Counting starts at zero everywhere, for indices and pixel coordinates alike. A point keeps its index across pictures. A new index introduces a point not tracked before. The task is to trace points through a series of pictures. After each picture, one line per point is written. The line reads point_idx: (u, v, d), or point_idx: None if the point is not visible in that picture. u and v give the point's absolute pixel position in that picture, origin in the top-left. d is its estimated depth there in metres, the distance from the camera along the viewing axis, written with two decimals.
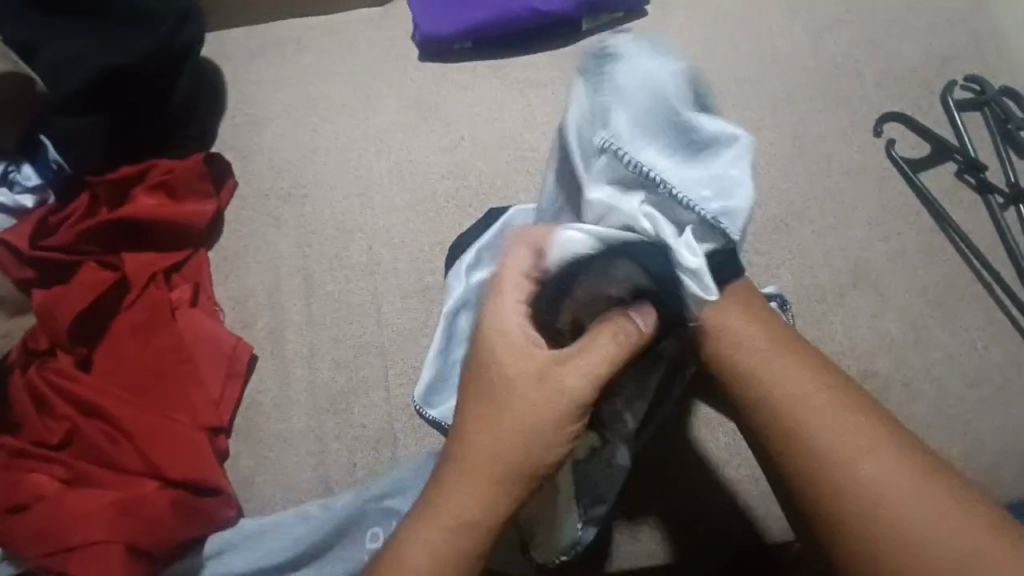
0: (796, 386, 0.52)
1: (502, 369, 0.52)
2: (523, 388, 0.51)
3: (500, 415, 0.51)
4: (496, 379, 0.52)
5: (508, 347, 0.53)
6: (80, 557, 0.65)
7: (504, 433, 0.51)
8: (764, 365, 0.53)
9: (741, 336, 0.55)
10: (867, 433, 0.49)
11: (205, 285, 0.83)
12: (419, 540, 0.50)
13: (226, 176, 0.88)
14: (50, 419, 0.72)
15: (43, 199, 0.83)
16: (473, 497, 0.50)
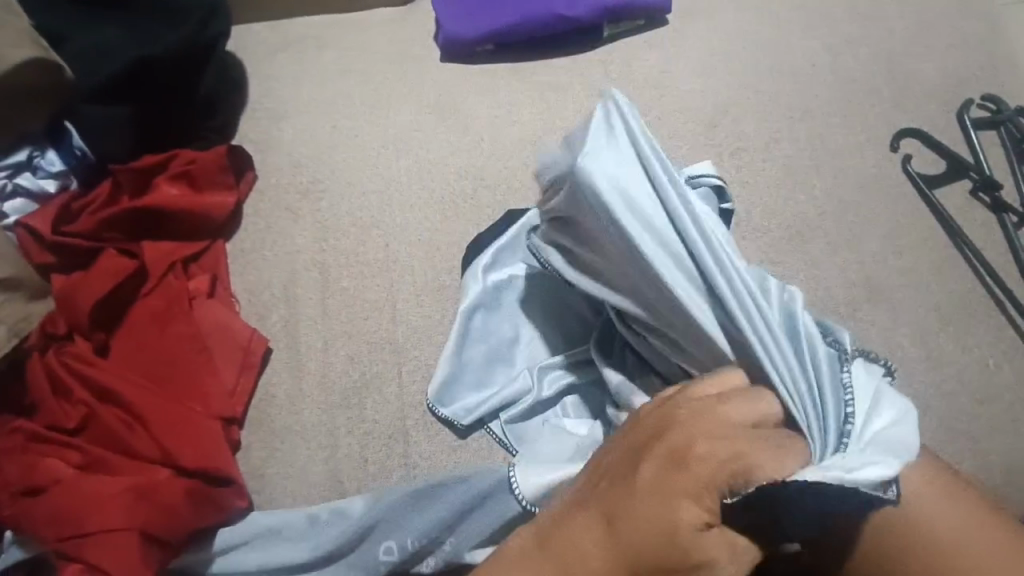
0: (960, 538, 0.51)
1: (682, 491, 0.48)
2: (653, 534, 0.48)
3: (610, 546, 0.50)
4: (625, 513, 0.50)
5: (675, 498, 0.48)
6: (94, 543, 0.65)
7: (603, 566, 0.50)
8: (928, 521, 0.52)
9: (921, 505, 0.53)
10: (968, 529, 0.51)
11: (223, 277, 0.84)
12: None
13: (247, 169, 0.89)
14: (66, 403, 0.73)
15: (66, 184, 0.83)
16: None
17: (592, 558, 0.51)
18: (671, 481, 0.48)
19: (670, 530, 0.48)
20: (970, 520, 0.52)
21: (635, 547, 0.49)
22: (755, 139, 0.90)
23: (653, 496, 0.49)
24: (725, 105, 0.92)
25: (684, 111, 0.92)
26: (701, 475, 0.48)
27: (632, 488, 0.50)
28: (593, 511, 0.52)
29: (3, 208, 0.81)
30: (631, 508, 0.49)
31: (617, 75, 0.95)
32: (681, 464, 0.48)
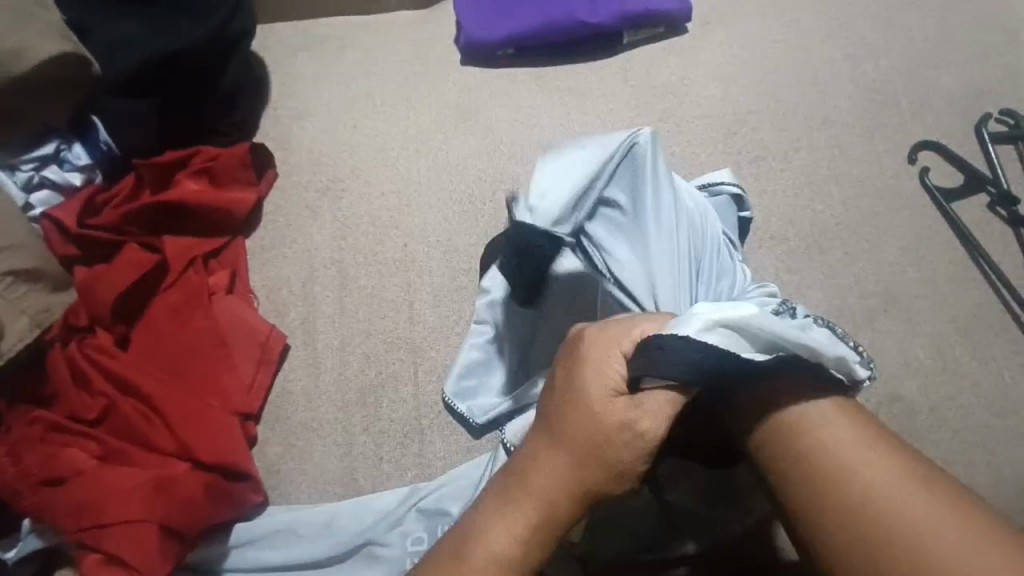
0: (851, 457, 0.49)
1: (593, 398, 0.51)
2: (591, 439, 0.50)
3: (558, 465, 0.50)
4: (561, 434, 0.51)
5: (599, 396, 0.51)
6: (112, 535, 0.66)
7: (559, 489, 0.50)
8: (818, 436, 0.51)
9: (816, 417, 0.52)
10: (836, 428, 0.51)
11: (242, 272, 0.84)
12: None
13: (268, 166, 0.89)
14: (86, 393, 0.73)
15: (90, 177, 0.84)
16: (513, 531, 0.50)
17: (548, 486, 0.50)
18: (589, 386, 0.51)
19: (600, 433, 0.50)
20: (865, 443, 0.50)
21: (585, 455, 0.50)
22: (773, 147, 0.91)
23: (567, 411, 0.51)
24: (744, 113, 0.93)
25: (703, 119, 0.93)
26: (604, 366, 0.52)
27: (557, 410, 0.52)
28: (535, 449, 0.52)
29: (28, 199, 0.82)
30: (570, 428, 0.51)
31: (636, 81, 0.95)
32: (583, 374, 0.52)
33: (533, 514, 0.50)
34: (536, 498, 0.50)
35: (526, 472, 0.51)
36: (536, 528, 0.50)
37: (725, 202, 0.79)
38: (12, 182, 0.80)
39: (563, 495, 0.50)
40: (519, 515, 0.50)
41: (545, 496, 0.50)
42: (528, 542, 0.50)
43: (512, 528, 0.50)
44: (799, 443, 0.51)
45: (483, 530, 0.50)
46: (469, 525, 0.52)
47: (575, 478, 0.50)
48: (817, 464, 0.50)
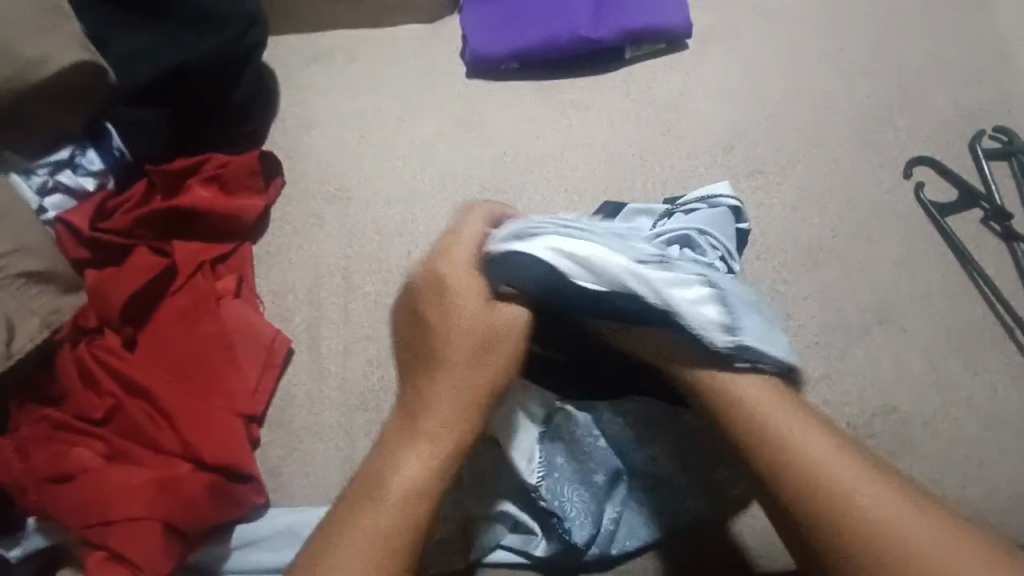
0: (846, 476, 0.54)
1: (460, 316, 0.61)
2: (471, 355, 0.60)
3: (451, 378, 0.60)
4: (453, 364, 0.60)
5: (715, 386, 0.60)
6: (117, 533, 0.66)
7: (449, 398, 0.59)
8: (793, 436, 0.56)
9: (786, 415, 0.57)
10: (807, 425, 0.56)
11: (249, 278, 0.86)
12: (374, 517, 0.54)
13: (276, 175, 0.91)
14: (93, 393, 0.74)
15: (102, 183, 0.86)
16: (426, 458, 0.57)
17: (440, 399, 0.59)
18: (468, 316, 0.61)
19: (469, 340, 0.60)
20: (830, 440, 0.56)
21: (475, 370, 0.60)
22: (771, 162, 0.93)
23: (438, 332, 0.61)
24: (742, 128, 0.95)
25: (703, 133, 0.95)
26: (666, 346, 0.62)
27: (439, 343, 0.61)
28: (432, 383, 0.60)
29: (42, 203, 0.83)
30: (459, 359, 0.60)
31: (637, 96, 0.97)
32: (444, 299, 0.62)
33: (436, 428, 0.58)
34: (434, 409, 0.59)
35: (418, 393, 0.60)
36: (441, 436, 0.58)
37: (725, 213, 0.80)
38: (27, 186, 0.82)
39: (453, 400, 0.59)
40: (425, 432, 0.58)
41: (439, 405, 0.59)
42: (442, 448, 0.57)
43: (423, 444, 0.57)
44: (777, 440, 0.56)
45: (400, 458, 0.57)
46: (383, 456, 0.58)
47: (462, 382, 0.60)
48: (792, 461, 0.55)
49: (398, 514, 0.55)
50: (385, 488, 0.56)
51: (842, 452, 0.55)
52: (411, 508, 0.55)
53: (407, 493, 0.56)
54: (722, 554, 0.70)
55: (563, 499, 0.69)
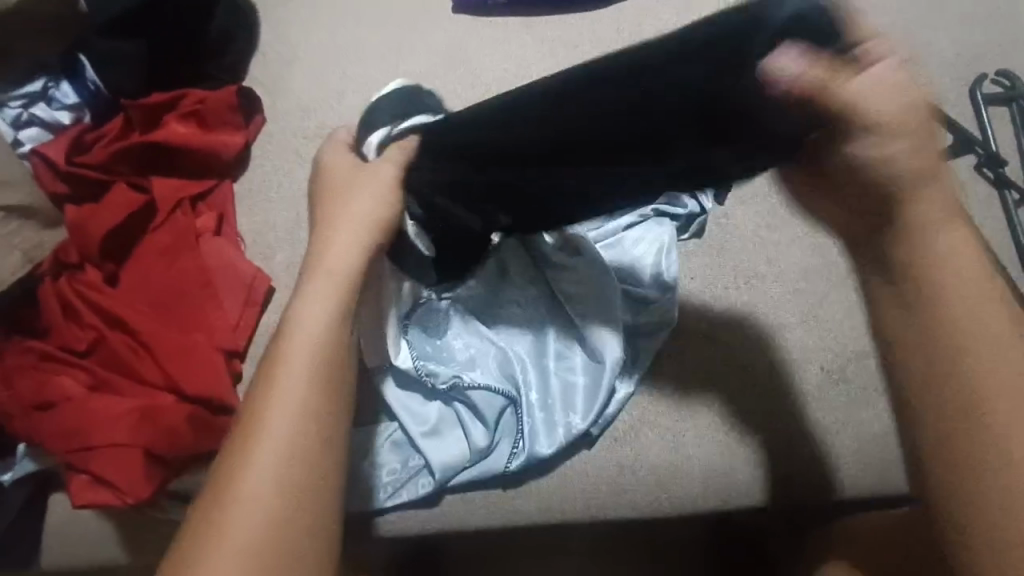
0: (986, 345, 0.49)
1: (349, 184, 0.65)
2: (361, 207, 0.63)
3: (341, 237, 0.62)
4: (337, 224, 0.63)
5: (932, 175, 0.50)
6: (100, 458, 0.69)
7: (348, 246, 0.62)
8: (938, 275, 0.50)
9: (953, 259, 0.51)
10: (970, 267, 0.50)
11: (229, 215, 0.85)
12: (282, 376, 0.56)
13: (256, 111, 0.89)
14: (76, 326, 0.76)
15: (79, 116, 0.86)
16: (329, 299, 0.60)
17: (336, 251, 0.62)
18: (348, 194, 0.64)
19: (356, 199, 0.64)
20: (989, 300, 0.50)
21: (366, 214, 0.63)
22: None
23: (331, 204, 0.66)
24: None
25: None
26: (927, 143, 0.50)
27: (327, 213, 0.65)
28: (317, 246, 0.63)
29: (18, 136, 0.84)
30: (346, 216, 0.63)
31: (628, 33, 0.94)
32: (338, 183, 0.67)
33: (335, 277, 0.61)
34: (327, 259, 0.62)
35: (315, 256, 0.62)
36: (341, 283, 0.60)
37: None
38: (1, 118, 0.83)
39: (349, 248, 0.62)
40: (322, 285, 0.60)
41: (333, 255, 0.61)
42: (347, 288, 0.61)
43: (326, 295, 0.60)
44: (924, 270, 0.51)
45: (303, 312, 0.59)
46: (286, 321, 0.60)
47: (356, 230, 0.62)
48: (947, 299, 0.50)
49: (311, 352, 0.57)
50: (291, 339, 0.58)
51: (999, 320, 0.49)
52: (326, 341, 0.58)
53: (315, 333, 0.58)
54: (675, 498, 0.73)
55: (447, 373, 0.74)
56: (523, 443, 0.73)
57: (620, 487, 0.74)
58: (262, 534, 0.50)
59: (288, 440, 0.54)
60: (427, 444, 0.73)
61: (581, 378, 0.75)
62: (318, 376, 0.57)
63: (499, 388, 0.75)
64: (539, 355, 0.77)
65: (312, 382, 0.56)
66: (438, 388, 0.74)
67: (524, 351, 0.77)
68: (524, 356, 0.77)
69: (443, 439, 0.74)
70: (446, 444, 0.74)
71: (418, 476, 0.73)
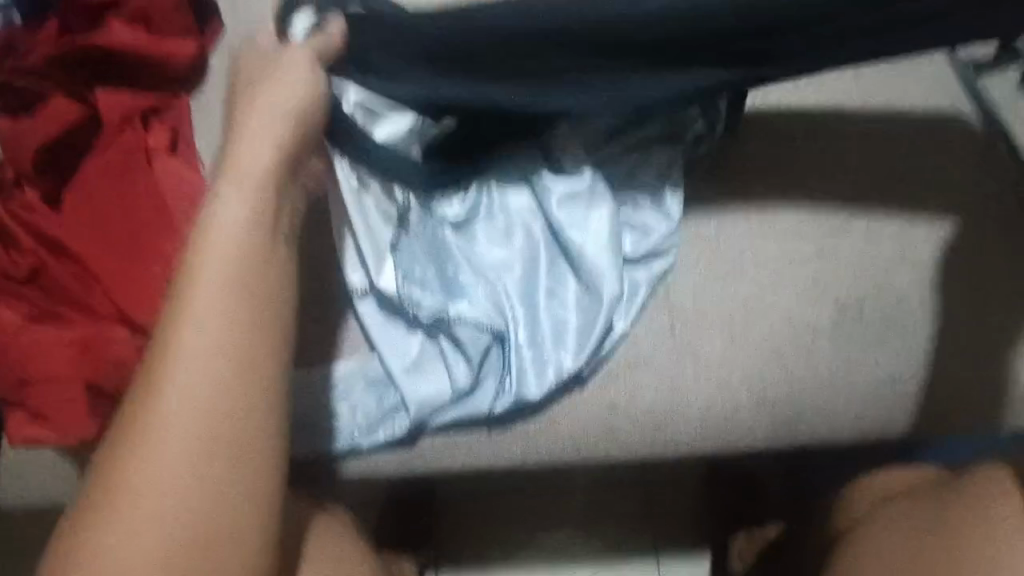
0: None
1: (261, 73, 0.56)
2: (281, 99, 0.55)
3: (256, 133, 0.54)
4: (251, 121, 0.55)
5: None
6: (43, 392, 0.63)
7: (264, 143, 0.54)
8: None
9: None
10: None
11: (185, 133, 0.76)
12: (200, 296, 0.49)
13: (212, 16, 0.79)
14: (14, 252, 0.69)
15: (9, 16, 0.77)
16: (248, 206, 0.52)
17: (253, 147, 0.54)
18: (257, 88, 0.55)
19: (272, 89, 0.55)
20: None
21: (288, 103, 0.55)
22: None
23: (242, 94, 0.56)
24: None
25: None
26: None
27: (237, 105, 0.56)
28: (227, 151, 0.54)
29: None
30: (260, 111, 0.54)
31: None
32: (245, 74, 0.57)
33: (256, 179, 0.53)
34: (247, 157, 0.54)
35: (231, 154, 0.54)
36: (263, 185, 0.53)
37: None
38: None
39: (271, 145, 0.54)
40: (240, 188, 0.53)
41: (251, 154, 0.54)
42: (269, 191, 0.53)
43: (246, 199, 0.53)
44: None
45: (219, 220, 0.52)
46: (200, 231, 0.52)
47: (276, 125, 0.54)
48: None
49: (227, 270, 0.50)
50: (201, 258, 0.51)
51: None
52: (244, 251, 0.51)
53: (231, 245, 0.51)
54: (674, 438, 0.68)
55: (433, 304, 0.67)
56: (509, 383, 0.67)
57: (611, 428, 0.68)
58: (194, 482, 0.46)
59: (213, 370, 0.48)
60: (406, 380, 0.67)
61: (577, 315, 0.67)
62: (238, 292, 0.50)
63: (487, 324, 0.67)
64: (534, 285, 0.68)
65: (234, 304, 0.50)
66: (422, 320, 0.67)
67: (516, 284, 0.68)
68: (514, 289, 0.68)
69: (427, 379, 0.67)
70: (430, 382, 0.67)
71: (395, 414, 0.67)
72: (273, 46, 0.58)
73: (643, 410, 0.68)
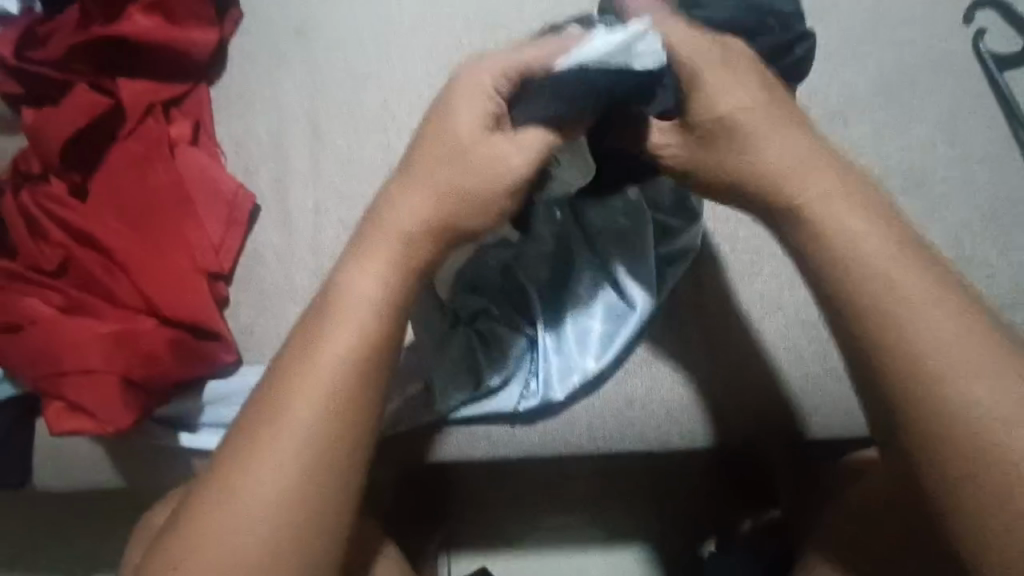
0: (895, 282, 0.46)
1: (472, 131, 0.50)
2: (469, 175, 0.50)
3: (422, 201, 0.50)
4: (420, 176, 0.50)
5: None
6: (74, 383, 0.65)
7: (428, 220, 0.50)
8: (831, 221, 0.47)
9: None
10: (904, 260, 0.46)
11: (206, 123, 0.77)
12: (323, 362, 0.48)
13: (232, 5, 0.79)
14: (41, 243, 0.70)
15: (30, 7, 0.77)
16: (381, 277, 0.49)
17: (419, 227, 0.50)
18: (451, 150, 0.50)
19: (484, 161, 0.50)
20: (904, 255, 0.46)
21: (462, 181, 0.50)
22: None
23: (427, 147, 0.50)
24: None
25: None
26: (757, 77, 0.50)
27: (419, 153, 0.51)
28: (387, 204, 0.51)
29: None
30: (431, 177, 0.50)
31: None
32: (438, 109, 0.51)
33: (405, 257, 0.50)
34: (409, 225, 0.50)
35: (398, 215, 0.50)
36: (410, 267, 0.50)
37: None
38: None
39: (435, 226, 0.50)
40: (387, 261, 0.50)
41: (412, 228, 0.50)
42: (407, 268, 0.50)
43: (393, 276, 0.50)
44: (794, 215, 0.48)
45: (355, 289, 0.49)
46: (342, 290, 0.49)
47: (451, 204, 0.50)
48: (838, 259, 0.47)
49: (353, 347, 0.48)
50: (338, 330, 0.48)
51: (901, 265, 0.46)
52: (375, 326, 0.49)
53: (365, 320, 0.49)
54: (693, 433, 0.69)
55: (470, 303, 0.71)
56: (535, 386, 0.69)
57: (627, 421, 0.69)
58: (256, 556, 0.45)
59: (316, 439, 0.47)
60: (434, 371, 0.68)
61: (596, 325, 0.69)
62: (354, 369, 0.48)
63: (519, 326, 0.70)
64: (561, 290, 0.70)
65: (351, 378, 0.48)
66: (458, 316, 0.70)
67: (546, 292, 0.70)
68: (542, 296, 0.70)
69: (456, 375, 0.68)
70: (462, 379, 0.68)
71: (417, 404, 0.68)
72: (493, 78, 0.50)
73: (666, 405, 0.69)
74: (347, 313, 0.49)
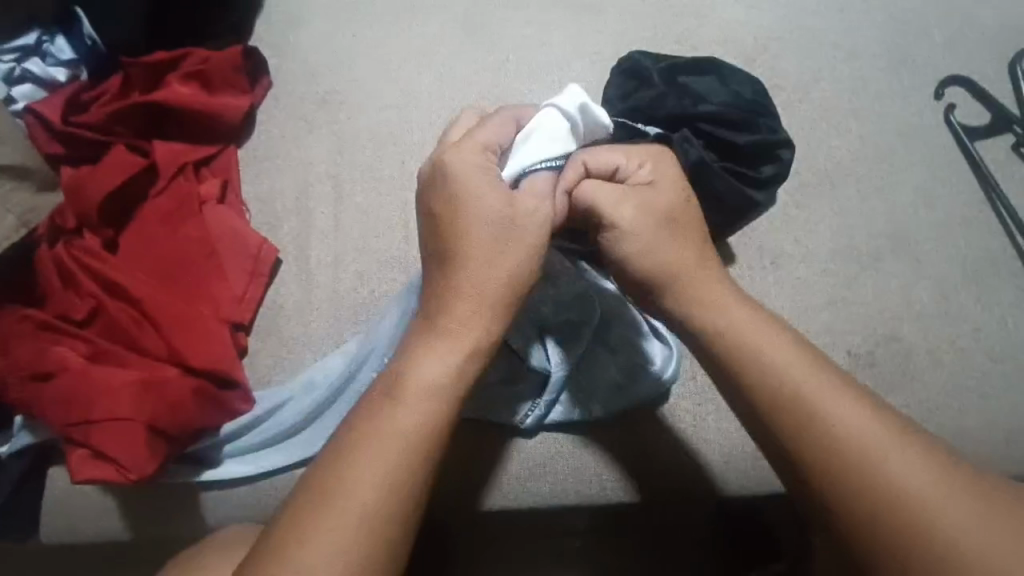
0: (835, 417, 0.50)
1: (500, 206, 0.56)
2: (508, 239, 0.56)
3: (480, 274, 0.54)
4: (467, 243, 0.55)
5: None
6: (98, 431, 0.66)
7: (480, 295, 0.54)
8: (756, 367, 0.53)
9: None
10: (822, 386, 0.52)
11: (233, 182, 0.80)
12: (390, 428, 0.50)
13: (263, 74, 0.85)
14: (74, 295, 0.73)
15: (76, 75, 0.83)
16: (447, 361, 0.52)
17: (465, 297, 0.54)
18: (471, 205, 0.56)
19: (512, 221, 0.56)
20: (805, 362, 0.53)
21: (512, 263, 0.55)
22: (794, 77, 0.85)
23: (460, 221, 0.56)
24: (766, 40, 0.88)
25: (726, 42, 0.88)
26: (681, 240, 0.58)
27: (453, 226, 0.56)
28: (443, 281, 0.55)
29: (11, 92, 0.81)
30: (469, 242, 0.55)
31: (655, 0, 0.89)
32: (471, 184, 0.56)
33: (465, 333, 0.53)
34: (463, 308, 0.54)
35: (441, 301, 0.55)
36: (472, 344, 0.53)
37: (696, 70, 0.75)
38: None
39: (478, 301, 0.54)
40: (448, 341, 0.53)
41: (468, 308, 0.54)
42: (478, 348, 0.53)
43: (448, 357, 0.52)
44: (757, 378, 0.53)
45: (418, 364, 0.52)
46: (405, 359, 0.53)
47: (496, 280, 0.54)
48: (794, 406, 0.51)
49: (417, 419, 0.50)
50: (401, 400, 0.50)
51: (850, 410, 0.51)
52: (443, 391, 0.51)
53: (433, 390, 0.51)
54: (690, 484, 0.68)
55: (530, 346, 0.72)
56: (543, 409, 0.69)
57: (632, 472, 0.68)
58: None
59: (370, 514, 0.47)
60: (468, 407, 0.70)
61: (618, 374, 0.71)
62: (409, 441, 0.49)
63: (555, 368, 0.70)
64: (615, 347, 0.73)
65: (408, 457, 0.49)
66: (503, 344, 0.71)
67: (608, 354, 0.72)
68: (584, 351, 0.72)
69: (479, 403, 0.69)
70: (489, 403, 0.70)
71: None
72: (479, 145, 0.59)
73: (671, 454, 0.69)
74: (408, 390, 0.51)
